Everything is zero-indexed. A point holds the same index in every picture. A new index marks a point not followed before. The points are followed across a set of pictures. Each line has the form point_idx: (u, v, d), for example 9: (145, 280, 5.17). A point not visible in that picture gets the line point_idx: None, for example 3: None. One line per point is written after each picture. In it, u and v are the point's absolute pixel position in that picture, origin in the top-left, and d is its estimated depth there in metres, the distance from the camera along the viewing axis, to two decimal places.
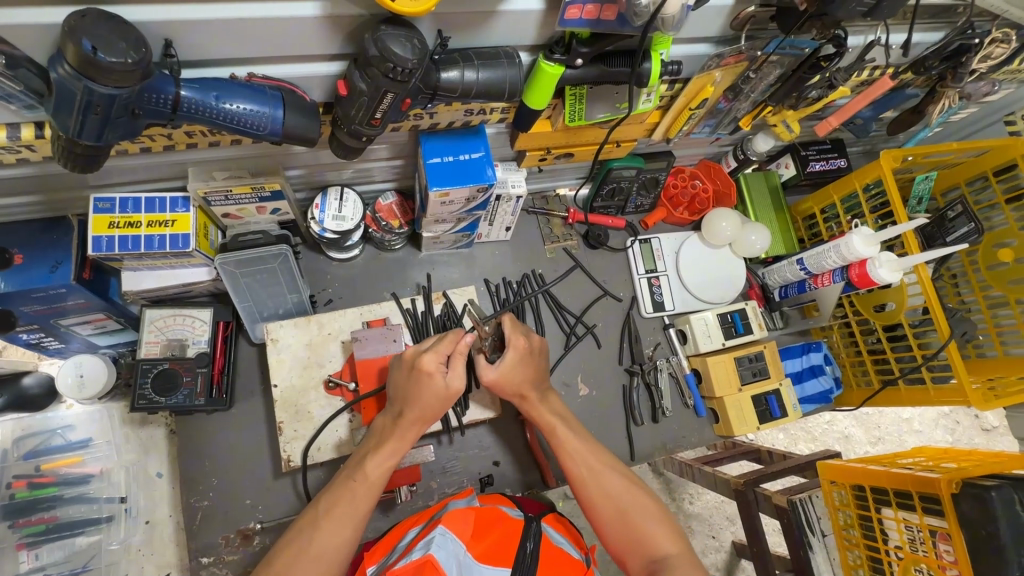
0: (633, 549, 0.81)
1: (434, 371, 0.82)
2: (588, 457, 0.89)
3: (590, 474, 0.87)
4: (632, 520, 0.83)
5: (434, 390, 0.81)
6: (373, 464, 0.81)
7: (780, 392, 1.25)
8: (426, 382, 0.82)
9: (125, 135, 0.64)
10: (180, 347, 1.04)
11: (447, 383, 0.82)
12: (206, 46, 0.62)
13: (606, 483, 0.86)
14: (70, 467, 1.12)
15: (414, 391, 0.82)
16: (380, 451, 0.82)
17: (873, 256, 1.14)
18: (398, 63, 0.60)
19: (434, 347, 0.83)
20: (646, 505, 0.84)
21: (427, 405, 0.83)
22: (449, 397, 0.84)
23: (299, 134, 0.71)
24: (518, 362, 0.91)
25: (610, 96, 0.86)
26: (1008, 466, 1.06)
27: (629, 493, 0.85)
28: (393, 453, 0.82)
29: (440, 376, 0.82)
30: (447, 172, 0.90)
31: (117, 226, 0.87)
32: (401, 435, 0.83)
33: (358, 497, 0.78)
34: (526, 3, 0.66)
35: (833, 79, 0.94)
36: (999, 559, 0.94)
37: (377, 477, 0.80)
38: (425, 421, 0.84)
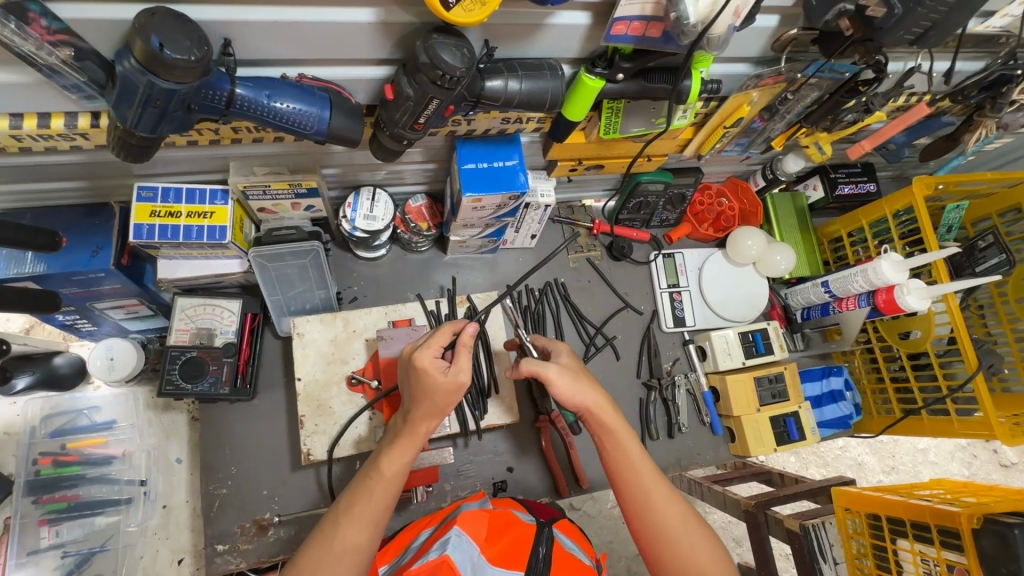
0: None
1: (433, 366, 0.76)
2: (647, 480, 0.80)
3: (650, 496, 0.78)
4: (686, 554, 0.76)
5: (434, 385, 0.75)
6: (388, 460, 0.77)
7: (799, 415, 1.23)
8: (428, 379, 0.76)
9: (179, 128, 0.66)
10: (208, 335, 1.07)
11: (447, 376, 0.76)
12: (262, 46, 0.64)
13: (664, 512, 0.78)
14: (93, 448, 1.15)
15: (416, 388, 0.77)
16: (394, 449, 0.78)
17: (901, 283, 1.13)
18: (447, 71, 0.62)
19: (431, 341, 0.78)
20: (703, 538, 0.77)
21: (433, 400, 0.76)
22: (454, 390, 0.76)
23: (343, 135, 0.73)
24: (573, 363, 0.84)
25: (646, 111, 0.87)
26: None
27: (688, 525, 0.77)
28: (410, 448, 0.78)
29: (440, 370, 0.76)
30: (482, 178, 0.91)
31: (158, 215, 0.90)
32: (412, 430, 0.78)
33: (375, 497, 0.75)
34: (574, 17, 0.67)
35: (869, 103, 0.92)
36: None
37: (395, 475, 0.76)
38: (436, 415, 0.78)
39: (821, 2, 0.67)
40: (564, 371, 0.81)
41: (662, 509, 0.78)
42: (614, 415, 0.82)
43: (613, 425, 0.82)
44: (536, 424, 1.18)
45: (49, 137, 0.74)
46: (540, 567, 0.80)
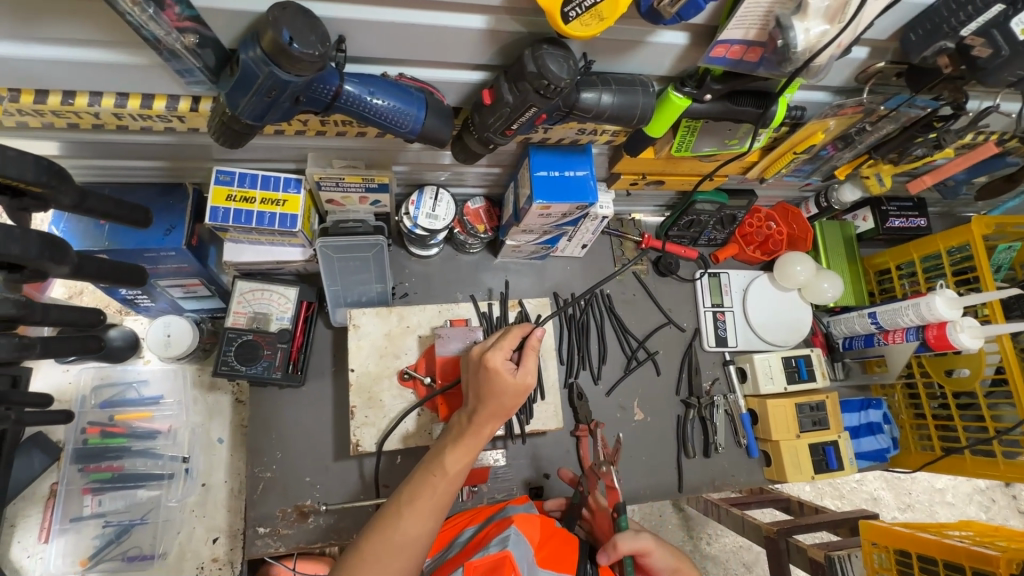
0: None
1: (505, 366, 0.80)
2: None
3: None
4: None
5: (503, 385, 0.78)
6: (452, 458, 0.78)
7: (838, 444, 1.23)
8: (497, 378, 0.79)
9: (282, 118, 0.68)
10: (264, 320, 1.08)
11: (516, 377, 0.79)
12: (371, 43, 0.66)
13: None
14: (141, 422, 1.17)
15: (483, 387, 0.80)
16: (457, 446, 0.79)
17: (954, 319, 1.12)
18: (552, 81, 0.63)
19: (501, 342, 0.82)
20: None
21: (500, 399, 0.79)
22: (521, 392, 0.80)
23: (433, 135, 0.74)
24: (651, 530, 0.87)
25: (720, 133, 0.88)
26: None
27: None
28: (471, 448, 0.79)
29: (509, 371, 0.80)
30: (553, 186, 0.93)
31: (233, 200, 0.92)
32: (477, 430, 0.80)
33: (438, 495, 0.76)
34: (673, 37, 0.68)
35: (941, 140, 0.91)
36: None
37: (457, 473, 0.78)
38: (500, 415, 0.81)
39: (920, 38, 0.68)
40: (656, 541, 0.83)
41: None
42: None
43: None
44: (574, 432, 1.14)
45: (148, 117, 0.76)
46: None
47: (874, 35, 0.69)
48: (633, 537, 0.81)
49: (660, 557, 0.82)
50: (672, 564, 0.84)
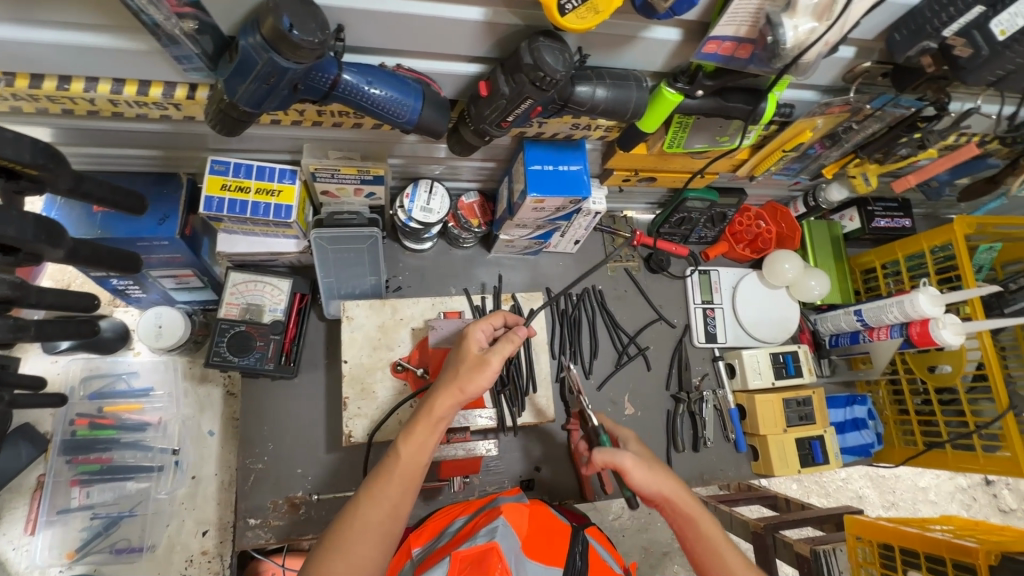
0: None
1: (473, 338, 0.82)
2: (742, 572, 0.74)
3: None
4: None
5: (461, 358, 0.80)
6: (406, 442, 0.75)
7: (824, 439, 1.26)
8: (462, 353, 0.81)
9: (280, 106, 0.69)
10: (257, 311, 1.08)
11: (477, 352, 0.79)
12: (370, 33, 0.67)
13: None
14: (129, 414, 1.16)
15: (448, 367, 0.81)
16: (412, 428, 0.76)
17: (937, 317, 1.15)
18: (548, 73, 0.64)
19: (475, 322, 0.85)
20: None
21: (457, 373, 0.78)
22: (480, 366, 0.78)
23: (430, 127, 0.75)
24: (644, 453, 0.82)
25: (712, 130, 0.90)
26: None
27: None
28: (426, 429, 0.76)
29: (476, 345, 0.81)
30: (547, 180, 0.94)
31: (228, 189, 0.92)
32: (432, 411, 0.77)
33: (392, 478, 0.73)
34: (667, 33, 0.70)
35: (925, 140, 0.94)
36: None
37: (411, 456, 0.74)
38: (459, 393, 0.77)
39: (904, 38, 0.70)
40: (639, 460, 0.77)
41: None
42: (694, 501, 0.78)
43: (695, 513, 0.77)
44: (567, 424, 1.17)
45: (144, 105, 0.77)
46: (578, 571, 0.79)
47: (860, 34, 0.72)
48: (606, 450, 0.78)
49: (642, 477, 0.77)
50: (661, 488, 0.77)
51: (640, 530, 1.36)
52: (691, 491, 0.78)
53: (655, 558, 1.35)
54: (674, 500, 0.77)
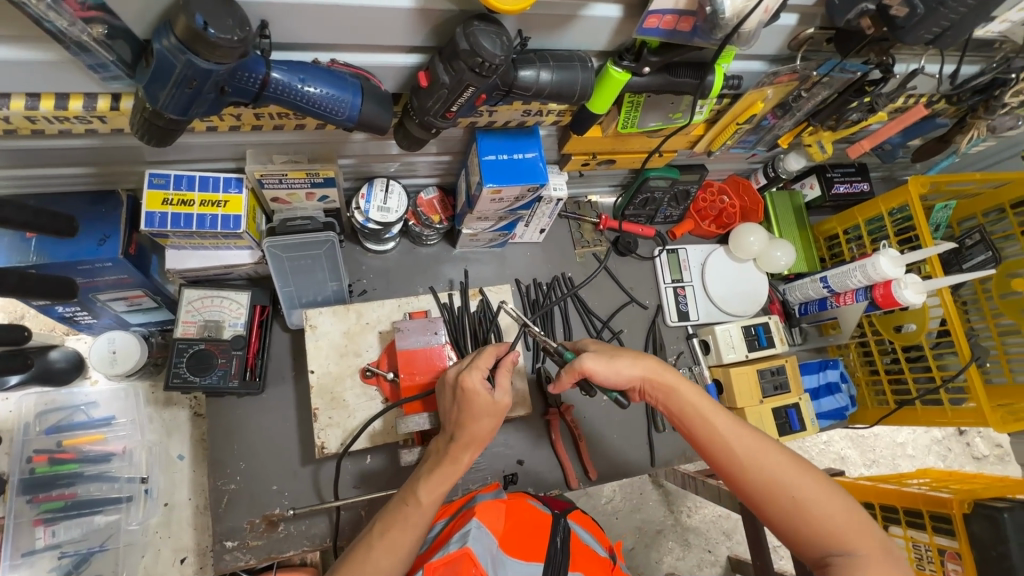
0: (805, 536, 0.72)
1: (481, 387, 0.79)
2: (731, 433, 0.77)
3: (738, 452, 0.76)
4: (803, 509, 0.72)
5: (478, 408, 0.79)
6: (426, 489, 0.77)
7: (799, 407, 1.28)
8: (473, 401, 0.79)
9: (209, 111, 0.66)
10: (216, 328, 1.04)
11: (493, 398, 0.80)
12: (298, 28, 0.63)
13: (774, 464, 0.74)
14: (93, 445, 1.11)
15: (462, 412, 0.79)
16: (434, 478, 0.78)
17: (898, 278, 1.17)
18: (486, 59, 0.62)
19: (476, 363, 0.82)
20: (813, 488, 0.73)
21: (478, 423, 0.79)
22: (500, 412, 0.80)
23: (372, 122, 0.72)
24: (604, 347, 0.86)
25: (664, 106, 0.89)
26: (1013, 491, 1.07)
27: (799, 476, 0.74)
28: (449, 478, 0.78)
29: (487, 391, 0.80)
30: (502, 169, 0.92)
31: (170, 203, 0.88)
32: (453, 459, 0.79)
33: (409, 528, 0.75)
34: (606, 10, 0.68)
35: (874, 104, 0.95)
36: None
37: (431, 503, 0.77)
38: (479, 441, 0.80)
39: (843, 2, 0.71)
40: (600, 355, 0.82)
41: (767, 461, 0.75)
42: (672, 375, 0.82)
43: (674, 386, 0.82)
44: (546, 415, 1.21)
45: (64, 119, 0.72)
46: (559, 559, 0.81)
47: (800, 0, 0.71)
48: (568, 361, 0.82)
49: (606, 370, 0.82)
50: (634, 371, 0.83)
51: (632, 511, 1.40)
52: (665, 366, 0.83)
53: (649, 537, 1.38)
54: (650, 377, 0.82)
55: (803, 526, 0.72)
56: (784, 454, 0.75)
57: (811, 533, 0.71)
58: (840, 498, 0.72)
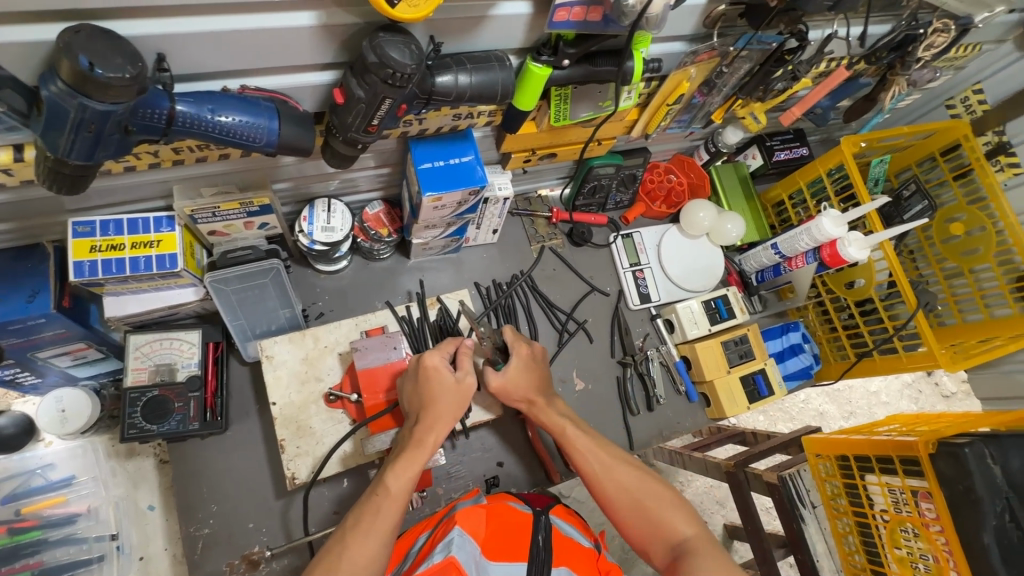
0: (653, 536, 0.78)
1: (442, 366, 0.83)
2: (589, 449, 0.86)
3: (594, 468, 0.84)
4: (645, 513, 0.79)
5: (443, 387, 0.81)
6: (394, 476, 0.75)
7: (765, 371, 1.31)
8: (437, 381, 0.81)
9: (118, 153, 0.63)
10: (169, 371, 1.01)
11: (455, 379, 0.83)
12: (200, 59, 0.62)
13: (621, 477, 0.83)
14: (53, 508, 1.03)
15: (426, 394, 0.81)
16: (402, 463, 0.76)
17: (842, 236, 1.20)
18: (397, 69, 0.61)
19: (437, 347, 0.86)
20: (654, 493, 0.81)
21: (444, 403, 0.81)
22: (463, 394, 0.82)
23: (294, 144, 0.70)
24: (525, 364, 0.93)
25: (593, 96, 0.90)
26: (975, 425, 1.10)
27: (642, 484, 0.82)
28: (419, 462, 0.77)
29: (449, 371, 0.83)
30: (440, 176, 0.91)
31: (99, 250, 0.84)
32: (419, 442, 0.78)
33: (380, 515, 0.72)
34: (515, 7, 0.68)
35: (797, 71, 0.99)
36: (977, 511, 0.97)
37: (402, 491, 0.74)
38: (446, 422, 0.80)
39: None
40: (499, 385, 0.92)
41: (617, 474, 0.83)
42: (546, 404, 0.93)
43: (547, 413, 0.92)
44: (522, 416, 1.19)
45: None
46: (542, 556, 0.80)
47: None
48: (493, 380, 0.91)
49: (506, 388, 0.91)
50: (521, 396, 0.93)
51: None
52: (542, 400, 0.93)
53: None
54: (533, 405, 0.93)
55: (648, 529, 0.79)
56: (632, 469, 0.84)
57: (652, 532, 0.78)
58: (673, 498, 0.81)
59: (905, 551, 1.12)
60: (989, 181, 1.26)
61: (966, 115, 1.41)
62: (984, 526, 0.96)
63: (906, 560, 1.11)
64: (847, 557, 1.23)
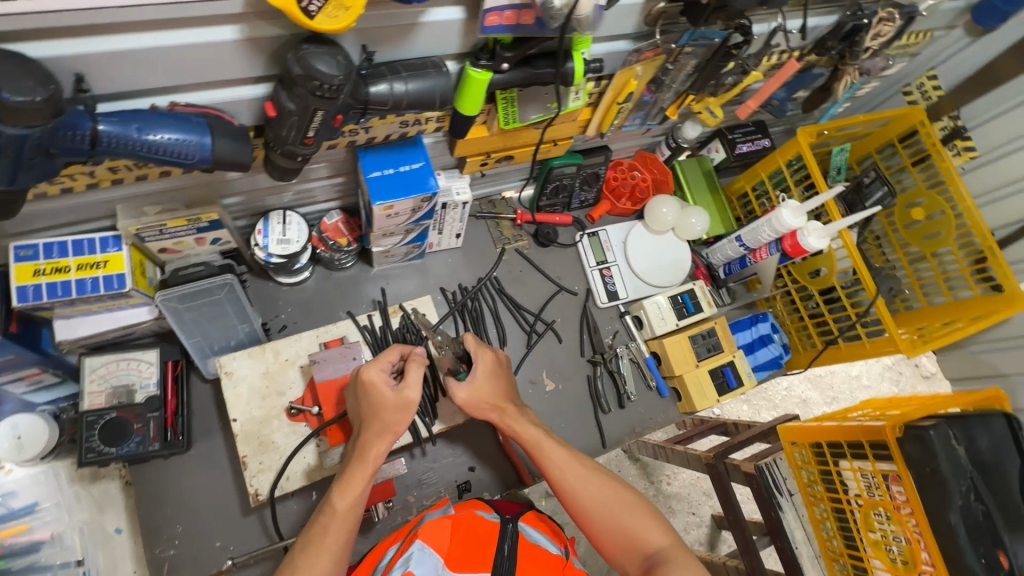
0: (628, 547, 0.79)
1: (381, 379, 0.80)
2: (563, 463, 0.85)
3: (568, 480, 0.84)
4: (619, 526, 0.80)
5: (382, 400, 0.79)
6: (340, 495, 0.75)
7: (734, 363, 1.32)
8: (376, 395, 0.80)
9: (43, 175, 0.62)
10: (126, 393, 1.00)
11: (395, 391, 0.80)
12: (123, 78, 0.61)
13: (595, 489, 0.83)
14: (13, 537, 0.87)
15: (366, 409, 0.80)
16: (347, 481, 0.76)
17: (802, 226, 1.21)
18: (323, 81, 0.61)
19: (379, 358, 0.83)
20: (628, 507, 0.81)
21: (385, 417, 0.79)
22: (404, 406, 0.80)
23: (230, 159, 0.69)
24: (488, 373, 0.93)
25: (540, 96, 0.89)
26: (942, 406, 1.01)
27: (615, 498, 0.82)
28: (364, 476, 0.76)
29: (388, 383, 0.81)
30: (390, 185, 0.91)
31: (43, 273, 0.83)
32: (364, 458, 0.78)
33: (325, 538, 0.72)
34: (447, 13, 0.68)
35: (746, 64, 1.00)
36: (942, 489, 0.90)
37: (348, 510, 0.74)
38: (388, 435, 0.79)
39: None
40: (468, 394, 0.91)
41: (590, 486, 0.83)
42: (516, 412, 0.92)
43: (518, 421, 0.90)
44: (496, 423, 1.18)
45: None
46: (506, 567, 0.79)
47: None
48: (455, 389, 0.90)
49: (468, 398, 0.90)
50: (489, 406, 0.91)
51: None
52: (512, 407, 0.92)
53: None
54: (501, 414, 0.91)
55: (622, 542, 0.79)
56: (607, 480, 0.84)
57: (626, 546, 0.79)
58: (647, 510, 0.81)
59: (878, 534, 1.03)
60: (946, 165, 1.27)
61: (923, 101, 1.38)
62: (948, 509, 0.89)
63: (880, 544, 1.02)
64: (826, 543, 1.13)
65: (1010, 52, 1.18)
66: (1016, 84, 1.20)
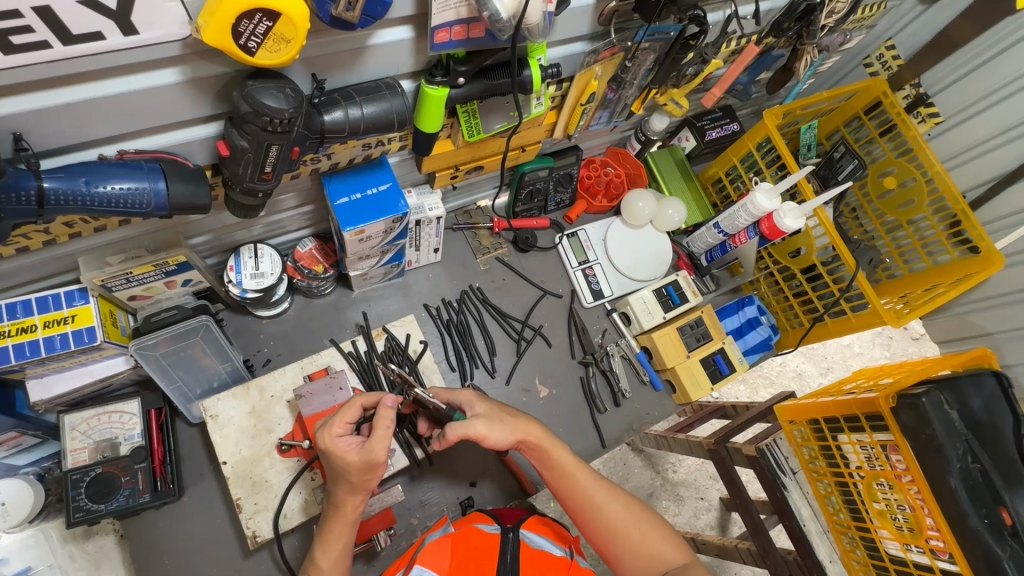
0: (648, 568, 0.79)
1: (341, 446, 0.74)
2: (590, 483, 0.84)
3: (595, 500, 0.82)
4: (643, 547, 0.79)
5: (346, 465, 0.73)
6: (324, 553, 0.78)
7: (725, 350, 1.32)
8: (341, 458, 0.74)
9: None
10: (111, 446, 0.98)
11: (359, 454, 0.74)
12: (65, 133, 0.59)
13: (619, 511, 0.82)
14: None
15: (334, 469, 0.76)
16: (326, 538, 0.78)
17: (778, 208, 1.21)
18: (274, 115, 0.60)
19: (334, 420, 0.77)
20: (652, 527, 0.82)
21: (353, 478, 0.75)
22: (369, 467, 0.74)
23: (188, 202, 0.67)
24: (491, 409, 0.85)
25: (501, 106, 0.88)
26: (932, 369, 1.00)
27: (639, 519, 0.82)
28: (343, 533, 0.78)
29: (352, 445, 0.74)
30: (358, 209, 0.89)
31: (8, 335, 0.80)
32: (340, 514, 0.78)
33: None
34: (395, 33, 0.67)
35: (705, 53, 1.00)
36: (940, 456, 0.89)
37: (333, 566, 0.77)
38: (359, 492, 0.77)
39: None
40: (490, 423, 0.81)
41: (615, 507, 0.82)
42: (543, 433, 0.85)
43: (545, 444, 0.84)
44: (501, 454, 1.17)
45: None
46: None
47: None
48: (459, 424, 0.79)
49: (494, 434, 0.80)
50: (514, 434, 0.83)
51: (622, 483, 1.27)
52: (540, 428, 0.85)
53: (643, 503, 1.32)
54: (529, 434, 0.84)
55: (641, 563, 0.79)
56: (630, 501, 0.84)
57: (644, 566, 0.79)
58: (666, 531, 0.82)
59: (882, 505, 1.01)
60: (912, 133, 1.28)
61: (884, 72, 1.38)
62: (949, 474, 0.87)
63: (884, 514, 1.01)
64: (832, 517, 1.12)
65: (963, 16, 1.19)
66: (973, 46, 1.21)
